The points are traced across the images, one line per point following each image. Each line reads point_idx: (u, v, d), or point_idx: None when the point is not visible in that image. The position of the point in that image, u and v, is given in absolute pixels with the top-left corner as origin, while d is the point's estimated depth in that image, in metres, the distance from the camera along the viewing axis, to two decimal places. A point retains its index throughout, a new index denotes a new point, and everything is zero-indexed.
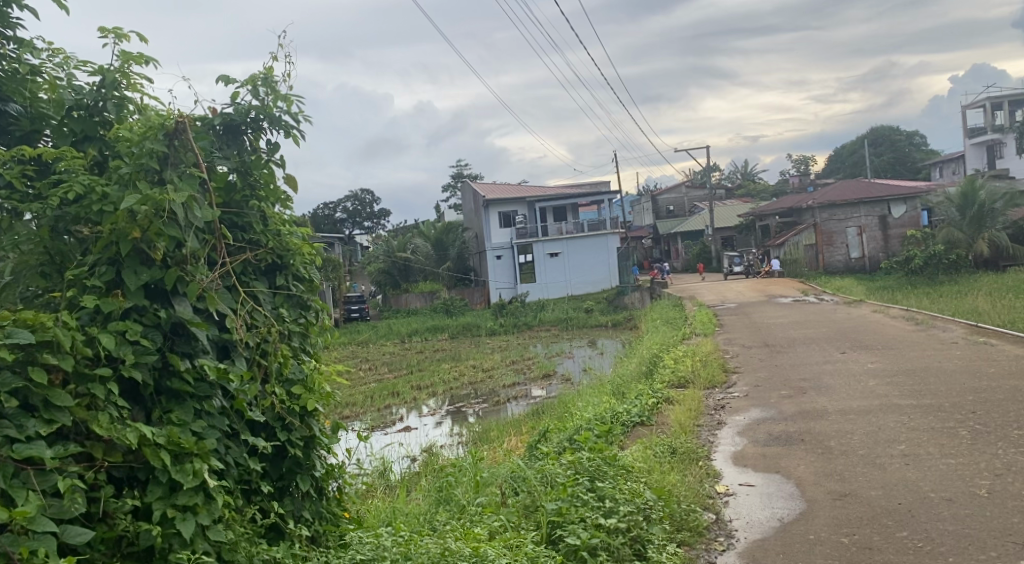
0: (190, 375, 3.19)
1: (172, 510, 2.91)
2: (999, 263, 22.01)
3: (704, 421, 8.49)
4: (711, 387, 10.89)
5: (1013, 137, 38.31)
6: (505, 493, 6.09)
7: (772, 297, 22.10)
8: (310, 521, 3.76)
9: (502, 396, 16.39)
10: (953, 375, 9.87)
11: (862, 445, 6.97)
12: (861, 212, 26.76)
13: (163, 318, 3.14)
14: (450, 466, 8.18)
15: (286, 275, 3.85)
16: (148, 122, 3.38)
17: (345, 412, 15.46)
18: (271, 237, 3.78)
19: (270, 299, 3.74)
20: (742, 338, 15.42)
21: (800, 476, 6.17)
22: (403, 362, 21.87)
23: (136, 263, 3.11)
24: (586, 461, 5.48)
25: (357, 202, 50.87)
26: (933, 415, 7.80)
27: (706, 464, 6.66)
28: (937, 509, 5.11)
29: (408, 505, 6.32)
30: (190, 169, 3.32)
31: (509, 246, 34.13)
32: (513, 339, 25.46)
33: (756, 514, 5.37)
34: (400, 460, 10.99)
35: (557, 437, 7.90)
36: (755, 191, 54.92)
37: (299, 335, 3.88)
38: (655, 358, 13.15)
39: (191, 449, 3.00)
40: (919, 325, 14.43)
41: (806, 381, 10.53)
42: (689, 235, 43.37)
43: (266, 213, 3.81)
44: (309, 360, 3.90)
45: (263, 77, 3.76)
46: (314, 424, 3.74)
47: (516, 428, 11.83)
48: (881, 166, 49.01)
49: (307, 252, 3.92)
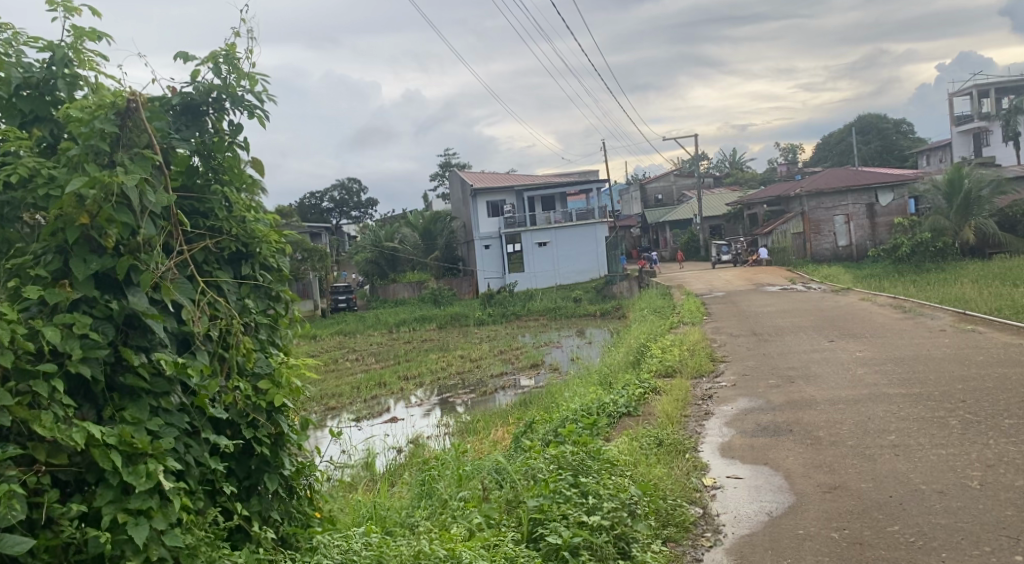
0: (145, 369, 3.00)
1: (123, 514, 2.74)
2: (985, 250, 22.03)
3: (691, 412, 8.36)
4: (699, 376, 10.77)
5: (999, 125, 38.39)
6: (488, 487, 5.95)
7: (760, 286, 22.04)
8: (280, 521, 3.62)
9: (490, 386, 16.24)
10: (941, 363, 9.77)
11: (852, 435, 6.84)
12: (849, 200, 26.67)
13: (115, 310, 2.95)
14: (434, 459, 8.01)
15: (252, 264, 3.67)
16: (97, 99, 3.19)
17: (330, 403, 15.25)
18: (235, 223, 3.60)
19: (235, 290, 3.56)
20: (731, 326, 15.35)
21: (788, 468, 6.05)
22: (390, 352, 21.68)
23: (85, 251, 2.93)
24: (570, 454, 5.29)
25: (344, 191, 50.43)
26: (922, 404, 7.70)
27: (692, 455, 6.54)
28: (930, 502, 4.99)
29: (388, 501, 6.15)
30: (142, 151, 3.13)
31: (497, 235, 33.92)
32: (502, 329, 25.33)
33: (744, 508, 5.24)
34: (385, 452, 10.84)
35: (543, 429, 7.79)
36: (743, 179, 54.87)
37: (266, 327, 3.71)
38: (643, 347, 13.00)
39: (145, 449, 2.83)
40: (906, 313, 14.36)
41: (794, 369, 10.42)
42: (677, 224, 43.27)
43: (230, 199, 3.63)
44: (278, 353, 3.73)
45: (224, 54, 3.52)
46: (283, 421, 3.58)
47: (504, 419, 11.68)
48: (868, 154, 49.05)
49: (274, 239, 3.73)
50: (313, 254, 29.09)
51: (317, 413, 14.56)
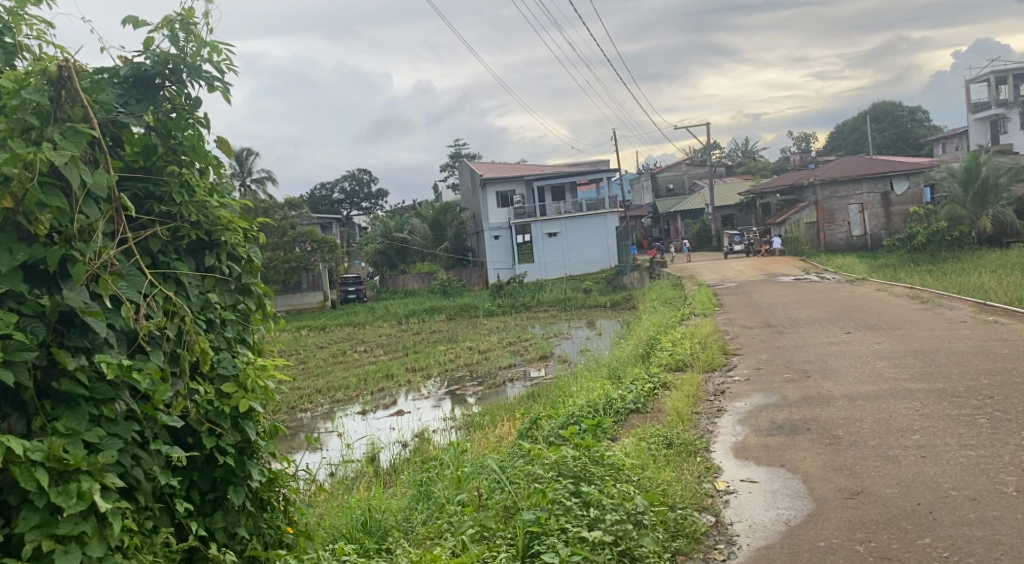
0: (83, 373, 2.71)
1: (48, 542, 2.51)
2: (1003, 239, 21.49)
3: (703, 408, 7.98)
4: (710, 370, 10.40)
5: (1017, 112, 37.74)
6: (483, 487, 5.60)
7: (773, 276, 21.59)
8: (247, 541, 3.28)
9: (499, 378, 15.89)
10: (964, 356, 9.36)
11: (873, 435, 6.46)
12: (863, 188, 26.16)
13: (47, 307, 2.69)
14: (434, 457, 7.67)
15: (217, 255, 3.33)
16: (28, 69, 2.90)
17: (337, 396, 14.95)
18: (196, 209, 3.27)
19: (197, 283, 3.23)
20: (743, 318, 14.95)
21: (806, 471, 5.68)
22: (398, 344, 21.30)
23: (12, 240, 2.69)
24: (571, 459, 4.96)
25: (354, 182, 50.08)
26: (947, 401, 7.28)
27: (704, 457, 6.18)
28: (962, 511, 4.63)
29: (385, 502, 5.84)
30: (76, 127, 2.84)
31: (507, 226, 33.54)
32: (511, 320, 24.96)
33: (759, 516, 4.88)
34: (389, 447, 10.56)
35: (546, 427, 7.47)
36: (756, 168, 54.14)
37: (234, 322, 3.40)
38: (653, 339, 12.59)
39: (78, 465, 2.58)
40: (924, 304, 13.89)
41: (810, 363, 10.02)
42: (689, 213, 42.76)
43: (189, 181, 3.29)
44: (247, 352, 3.40)
45: (180, 18, 3.20)
46: (249, 428, 3.23)
47: (511, 412, 11.35)
48: (883, 142, 48.32)
49: (241, 227, 3.40)
50: (323, 245, 28.79)
51: (324, 406, 14.28)
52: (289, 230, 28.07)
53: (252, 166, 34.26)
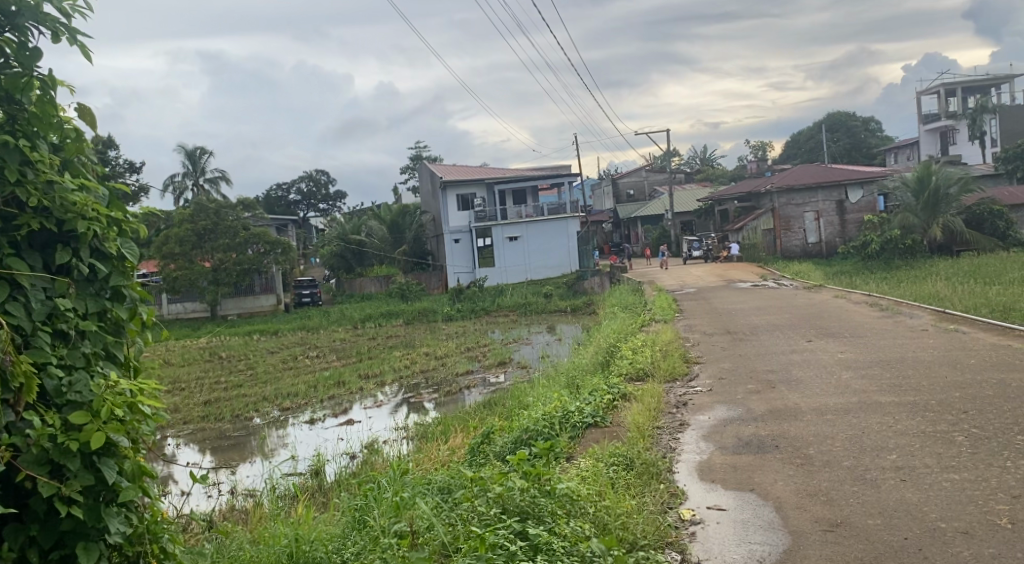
0: None
1: None
2: (953, 248, 21.35)
3: (664, 422, 7.43)
4: (671, 380, 9.84)
5: (965, 124, 38.23)
6: (410, 508, 5.06)
7: (734, 282, 21.22)
8: None
9: (455, 385, 15.22)
10: (931, 367, 8.92)
11: (846, 454, 5.96)
12: (819, 196, 26.03)
13: None
14: (376, 477, 6.94)
15: (73, 250, 3.00)
16: None
17: (285, 403, 14.15)
18: (40, 193, 2.94)
19: (45, 287, 2.90)
20: (704, 324, 14.47)
21: (778, 497, 5.14)
22: (352, 349, 20.50)
23: None
24: (515, 491, 4.51)
25: (312, 183, 48.93)
26: (920, 417, 6.82)
27: (668, 480, 5.60)
28: (954, 548, 4.16)
29: (313, 530, 5.11)
30: None
31: (467, 229, 32.91)
32: (470, 325, 24.36)
33: (729, 552, 4.35)
34: (335, 459, 9.88)
35: (495, 448, 6.85)
36: (714, 175, 54.12)
37: (97, 334, 3.04)
38: (613, 347, 12.04)
39: None
40: (884, 311, 13.54)
41: (774, 373, 9.53)
42: (648, 219, 42.47)
43: (28, 155, 2.95)
44: (110, 372, 3.02)
45: None
46: (107, 470, 2.85)
47: (464, 422, 10.71)
48: (837, 151, 48.79)
49: (105, 218, 3.07)
50: (275, 246, 27.59)
51: (272, 414, 13.47)
52: (241, 231, 27.01)
53: (205, 166, 33.21)
